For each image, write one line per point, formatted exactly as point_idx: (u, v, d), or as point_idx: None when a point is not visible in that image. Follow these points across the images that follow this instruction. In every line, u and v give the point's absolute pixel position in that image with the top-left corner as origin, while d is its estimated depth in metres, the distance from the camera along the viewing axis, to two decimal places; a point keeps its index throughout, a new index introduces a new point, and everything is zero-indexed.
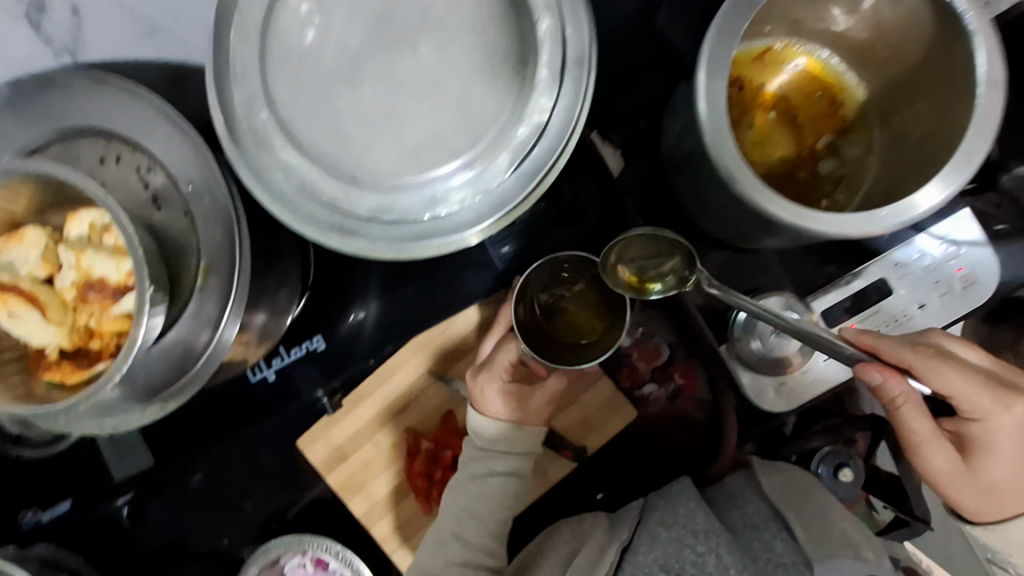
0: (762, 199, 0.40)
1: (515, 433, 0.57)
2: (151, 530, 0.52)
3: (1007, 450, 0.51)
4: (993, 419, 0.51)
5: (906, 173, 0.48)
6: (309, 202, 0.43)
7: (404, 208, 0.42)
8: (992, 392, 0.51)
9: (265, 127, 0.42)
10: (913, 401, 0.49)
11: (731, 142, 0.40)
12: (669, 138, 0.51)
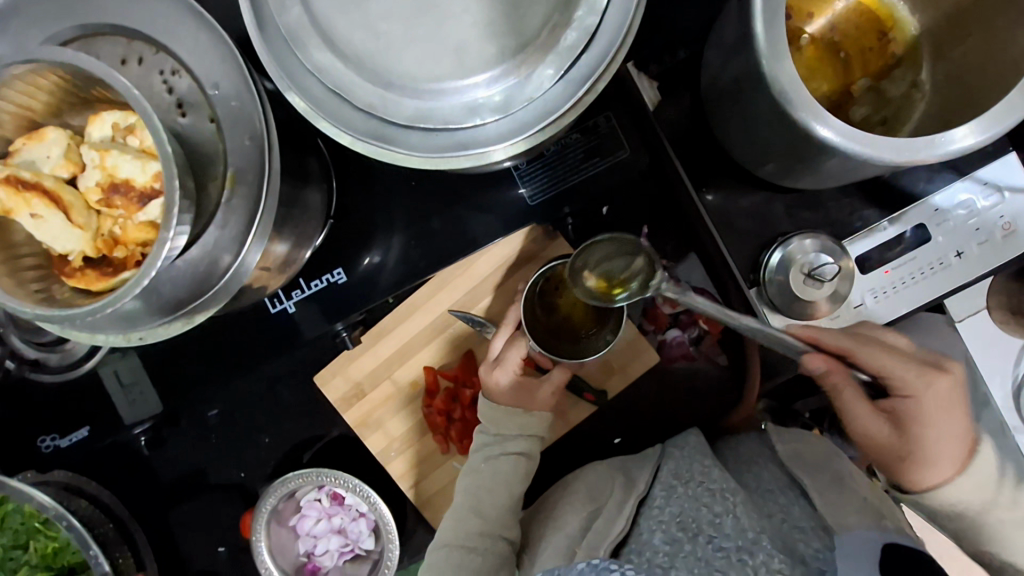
0: (810, 116, 0.40)
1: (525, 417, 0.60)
2: (168, 462, 0.66)
3: (942, 424, 0.49)
4: (933, 393, 0.49)
5: (949, 116, 0.48)
6: (340, 106, 0.37)
7: (443, 114, 0.35)
8: (920, 365, 0.49)
9: (298, 26, 0.36)
10: (847, 389, 0.50)
11: (787, 60, 0.39)
12: (710, 68, 0.50)
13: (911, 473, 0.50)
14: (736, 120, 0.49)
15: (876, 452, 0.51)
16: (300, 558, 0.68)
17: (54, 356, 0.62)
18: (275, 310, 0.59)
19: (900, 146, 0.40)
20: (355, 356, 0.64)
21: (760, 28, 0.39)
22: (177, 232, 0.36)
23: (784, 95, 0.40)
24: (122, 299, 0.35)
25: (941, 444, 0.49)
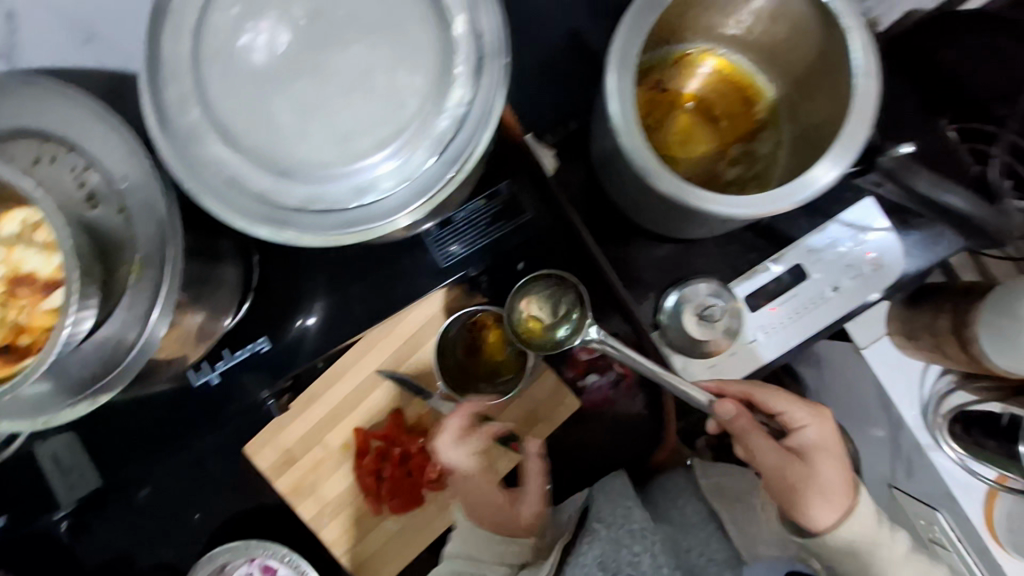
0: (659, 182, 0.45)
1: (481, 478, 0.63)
2: (95, 547, 0.65)
3: (831, 461, 0.52)
4: (818, 429, 0.55)
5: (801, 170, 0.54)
6: (239, 193, 0.40)
7: (331, 196, 0.39)
8: (810, 405, 0.56)
9: (197, 126, 0.40)
10: (747, 421, 0.54)
11: (638, 135, 0.45)
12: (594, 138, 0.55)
13: (810, 508, 0.51)
14: (618, 182, 0.54)
15: (777, 490, 0.53)
16: None
17: None
18: (189, 377, 0.59)
19: (745, 201, 0.45)
20: (284, 423, 0.65)
21: (612, 106, 0.44)
22: (76, 319, 0.38)
23: (640, 162, 0.45)
24: (18, 387, 0.37)
25: (830, 481, 0.51)
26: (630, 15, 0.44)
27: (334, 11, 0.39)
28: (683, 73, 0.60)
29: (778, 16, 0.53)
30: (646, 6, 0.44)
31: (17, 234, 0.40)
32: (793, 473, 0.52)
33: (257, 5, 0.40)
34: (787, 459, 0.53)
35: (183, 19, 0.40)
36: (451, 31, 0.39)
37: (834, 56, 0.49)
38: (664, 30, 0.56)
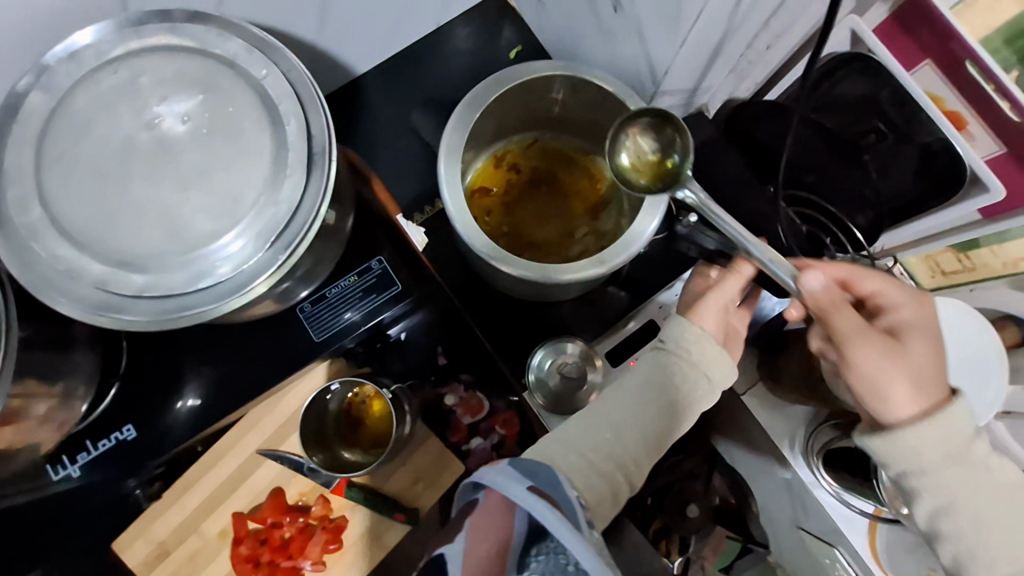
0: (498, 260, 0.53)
1: None
2: None
3: (919, 347, 0.53)
4: (918, 314, 0.55)
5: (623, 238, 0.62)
6: (79, 286, 0.42)
7: (167, 284, 0.42)
8: (906, 291, 0.56)
9: (37, 223, 0.42)
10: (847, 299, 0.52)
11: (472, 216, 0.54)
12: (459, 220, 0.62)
13: (921, 391, 0.50)
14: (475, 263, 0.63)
15: (919, 374, 0.51)
16: None
17: None
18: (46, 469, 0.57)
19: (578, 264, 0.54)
20: (158, 513, 0.63)
21: (449, 201, 0.54)
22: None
23: (476, 241, 0.54)
24: None
25: (934, 374, 0.52)
26: (449, 131, 0.55)
27: (172, 120, 0.44)
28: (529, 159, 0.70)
29: (592, 108, 0.62)
30: (460, 124, 0.56)
31: None
32: (919, 365, 0.51)
33: (98, 115, 0.43)
34: (911, 348, 0.52)
35: (29, 128, 0.43)
36: (285, 136, 0.44)
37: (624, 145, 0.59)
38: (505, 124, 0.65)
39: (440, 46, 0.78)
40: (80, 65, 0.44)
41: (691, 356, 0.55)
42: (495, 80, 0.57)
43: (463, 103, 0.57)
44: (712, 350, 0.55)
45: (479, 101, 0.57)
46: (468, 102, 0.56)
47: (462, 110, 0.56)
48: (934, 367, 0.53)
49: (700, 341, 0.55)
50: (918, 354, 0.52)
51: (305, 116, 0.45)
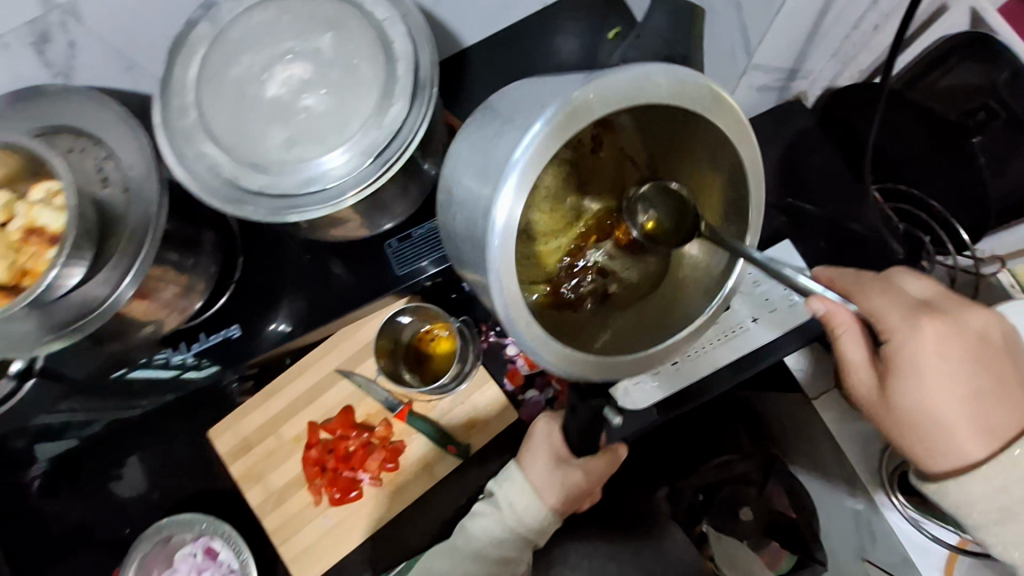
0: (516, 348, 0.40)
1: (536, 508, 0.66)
2: (59, 515, 0.72)
3: (934, 378, 0.52)
4: (921, 338, 0.51)
5: (651, 340, 0.46)
6: (212, 179, 0.50)
7: (284, 184, 0.49)
8: (913, 307, 0.53)
9: (192, 126, 0.51)
10: (852, 332, 0.53)
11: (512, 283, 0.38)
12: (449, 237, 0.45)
13: (954, 441, 0.52)
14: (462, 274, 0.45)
15: (945, 426, 0.52)
16: None
17: None
18: (117, 378, 0.66)
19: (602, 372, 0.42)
20: (248, 409, 0.72)
21: (495, 229, 0.37)
22: (58, 273, 0.49)
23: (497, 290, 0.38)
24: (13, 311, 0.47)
25: (969, 407, 0.51)
26: (536, 125, 0.36)
27: (306, 50, 0.52)
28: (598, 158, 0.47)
29: (704, 138, 0.43)
30: (565, 124, 0.36)
31: (44, 199, 0.50)
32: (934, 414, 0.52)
33: (250, 43, 0.52)
34: (911, 387, 0.52)
35: (196, 49, 0.52)
36: (396, 70, 0.51)
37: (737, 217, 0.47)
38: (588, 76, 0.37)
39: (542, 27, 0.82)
40: (241, 3, 0.53)
41: (515, 517, 0.65)
42: (632, 72, 0.37)
43: (571, 100, 0.36)
44: (540, 512, 0.66)
45: (603, 106, 0.37)
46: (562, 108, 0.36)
47: (575, 103, 0.36)
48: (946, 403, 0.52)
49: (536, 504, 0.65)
50: (944, 390, 0.52)
51: (415, 54, 0.51)
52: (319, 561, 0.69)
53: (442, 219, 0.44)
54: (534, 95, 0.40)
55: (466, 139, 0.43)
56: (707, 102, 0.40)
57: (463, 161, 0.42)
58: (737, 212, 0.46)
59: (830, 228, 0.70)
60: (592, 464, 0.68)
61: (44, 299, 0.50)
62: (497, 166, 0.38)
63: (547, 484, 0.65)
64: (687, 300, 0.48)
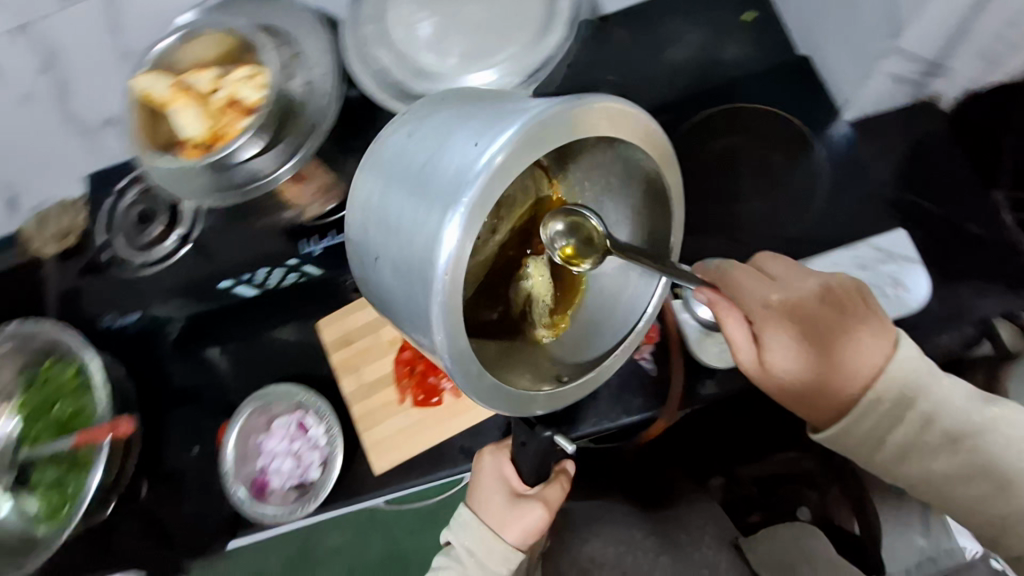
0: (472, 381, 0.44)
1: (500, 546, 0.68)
2: (181, 372, 0.81)
3: (801, 335, 0.54)
4: (786, 298, 0.55)
5: (570, 353, 0.55)
6: (383, 80, 0.58)
7: (442, 91, 0.56)
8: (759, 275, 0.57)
9: (372, 34, 0.59)
10: (732, 313, 0.55)
11: (458, 327, 0.42)
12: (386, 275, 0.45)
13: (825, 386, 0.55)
14: (386, 295, 0.47)
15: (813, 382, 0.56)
16: (254, 472, 0.76)
17: (138, 257, 0.78)
18: (222, 290, 0.78)
19: (546, 398, 0.50)
20: (354, 308, 0.79)
21: (445, 256, 0.40)
22: (245, 141, 0.59)
23: (445, 319, 0.42)
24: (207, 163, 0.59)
25: (834, 357, 0.54)
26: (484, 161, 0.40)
27: None
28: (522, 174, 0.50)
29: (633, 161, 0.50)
30: (506, 169, 0.40)
31: (247, 78, 0.59)
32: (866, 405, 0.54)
33: None
34: (785, 351, 0.54)
35: None
36: (552, 11, 0.59)
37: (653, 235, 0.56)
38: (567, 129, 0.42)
39: None
40: None
41: (480, 566, 0.67)
42: (569, 107, 0.42)
43: (507, 145, 0.40)
44: (507, 554, 0.68)
45: (539, 143, 0.41)
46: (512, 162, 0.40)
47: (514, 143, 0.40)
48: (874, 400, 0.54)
49: (501, 547, 0.68)
50: (811, 351, 0.54)
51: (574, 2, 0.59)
52: (393, 454, 0.74)
53: (369, 240, 0.46)
54: (460, 134, 0.43)
55: (390, 166, 0.45)
56: (640, 130, 0.46)
57: (397, 189, 0.45)
58: (648, 218, 0.55)
59: (947, 229, 0.69)
60: (550, 492, 0.71)
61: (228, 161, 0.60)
62: (443, 199, 0.41)
63: (504, 521, 0.68)
64: (607, 317, 0.57)
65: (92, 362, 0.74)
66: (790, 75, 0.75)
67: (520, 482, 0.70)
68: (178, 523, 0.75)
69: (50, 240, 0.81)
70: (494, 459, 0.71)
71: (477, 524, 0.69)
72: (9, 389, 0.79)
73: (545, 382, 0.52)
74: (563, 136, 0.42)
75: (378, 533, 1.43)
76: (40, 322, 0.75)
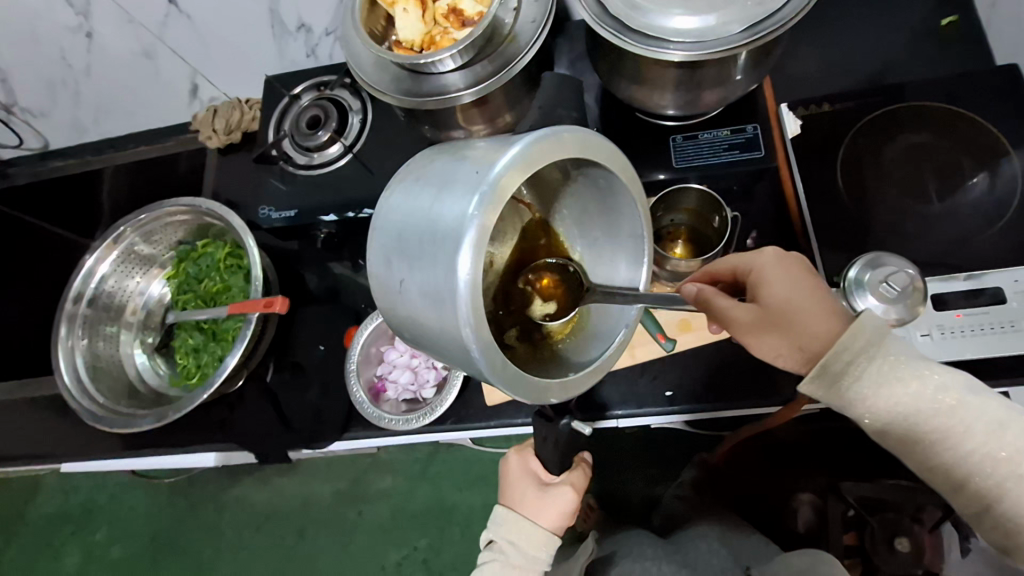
0: (501, 380, 0.45)
1: (538, 532, 0.71)
2: (323, 273, 0.87)
3: (774, 281, 0.54)
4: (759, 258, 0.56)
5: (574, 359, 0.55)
6: (599, 10, 0.58)
7: (657, 26, 0.56)
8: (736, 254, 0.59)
9: None
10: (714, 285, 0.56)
11: (483, 325, 0.44)
12: (412, 297, 0.48)
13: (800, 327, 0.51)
14: (414, 321, 0.49)
15: (790, 315, 0.52)
16: (373, 378, 0.79)
17: (302, 158, 0.84)
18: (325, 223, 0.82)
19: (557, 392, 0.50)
20: None
21: (467, 268, 0.42)
22: (458, 51, 0.59)
23: (475, 323, 0.43)
24: (419, 61, 0.59)
25: (799, 299, 0.52)
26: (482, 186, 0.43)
27: None
28: (511, 219, 0.59)
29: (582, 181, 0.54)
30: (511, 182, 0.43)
31: None
32: (940, 457, 0.47)
33: None
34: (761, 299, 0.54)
35: None
36: None
37: (622, 240, 0.56)
38: (550, 149, 0.45)
39: None
40: None
41: (522, 554, 0.70)
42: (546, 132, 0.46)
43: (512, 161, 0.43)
44: (545, 539, 0.71)
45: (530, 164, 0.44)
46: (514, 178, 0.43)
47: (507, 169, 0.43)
48: (951, 447, 0.47)
49: (540, 533, 0.71)
50: (786, 295, 0.53)
51: None
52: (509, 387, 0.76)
53: (392, 269, 0.49)
54: (461, 168, 0.46)
55: (405, 201, 0.48)
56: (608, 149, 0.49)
57: (417, 213, 0.47)
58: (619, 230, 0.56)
59: None
60: (575, 476, 0.76)
61: (433, 65, 0.61)
62: (452, 227, 0.43)
63: (538, 508, 0.72)
64: (602, 330, 0.56)
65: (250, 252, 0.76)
66: (995, 83, 0.71)
67: (547, 472, 0.76)
68: (296, 409, 0.79)
69: (214, 136, 0.93)
70: (521, 457, 0.78)
71: (513, 517, 0.72)
72: (168, 256, 0.87)
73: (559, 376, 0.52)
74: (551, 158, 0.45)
75: (427, 484, 1.45)
76: (213, 203, 0.78)
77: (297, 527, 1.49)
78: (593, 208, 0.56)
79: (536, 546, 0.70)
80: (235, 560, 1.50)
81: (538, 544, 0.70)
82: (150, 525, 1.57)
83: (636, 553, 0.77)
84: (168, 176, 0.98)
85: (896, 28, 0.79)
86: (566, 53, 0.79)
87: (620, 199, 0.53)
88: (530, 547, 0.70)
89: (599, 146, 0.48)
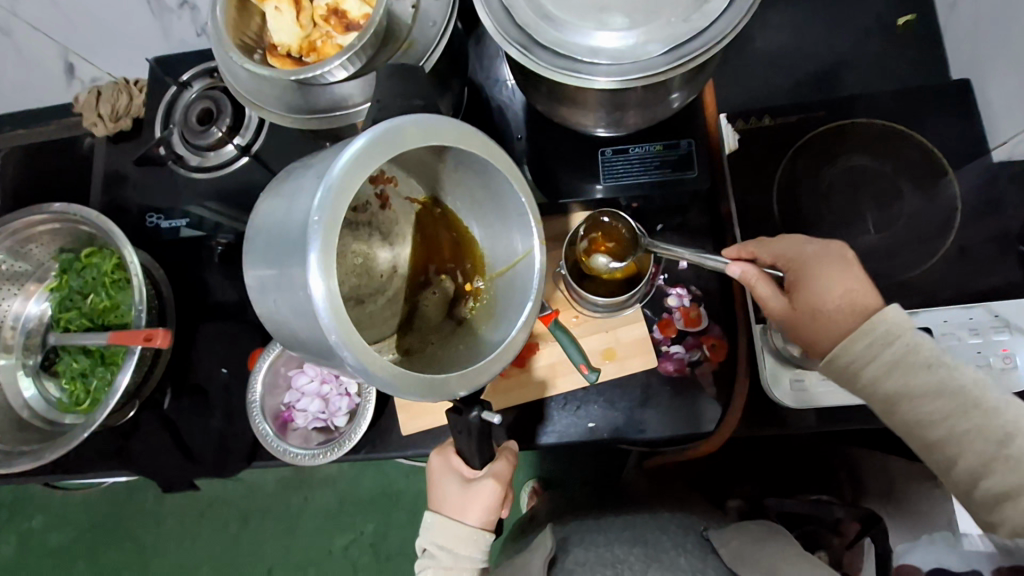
0: (382, 387, 0.43)
1: (467, 532, 0.63)
2: (225, 284, 0.78)
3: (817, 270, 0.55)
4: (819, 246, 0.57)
5: (477, 347, 0.49)
6: (506, 20, 0.50)
7: (573, 44, 0.48)
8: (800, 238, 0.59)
9: None
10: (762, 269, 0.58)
11: (348, 331, 0.41)
12: (287, 320, 0.46)
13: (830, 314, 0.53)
14: (295, 339, 0.47)
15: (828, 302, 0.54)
16: (279, 406, 0.74)
17: (194, 159, 0.75)
18: None
19: (455, 381, 0.45)
20: None
21: (320, 283, 0.40)
22: (340, 64, 0.51)
23: (339, 333, 0.41)
24: (292, 75, 0.51)
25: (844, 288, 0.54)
26: (322, 191, 0.40)
27: None
28: (407, 217, 0.57)
29: (438, 154, 0.48)
30: (348, 183, 0.41)
31: None
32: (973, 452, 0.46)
33: None
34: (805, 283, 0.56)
35: None
36: None
37: (508, 212, 0.50)
38: (391, 139, 0.42)
39: (827, 3, 0.77)
40: None
41: (453, 555, 0.63)
42: (385, 125, 0.43)
43: (345, 162, 0.41)
44: (476, 537, 0.63)
45: (372, 157, 0.42)
46: (348, 175, 0.41)
47: (345, 168, 0.41)
48: (988, 441, 0.48)
49: (468, 532, 0.63)
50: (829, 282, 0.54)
51: None
52: (425, 417, 0.71)
53: (266, 292, 0.46)
54: (309, 174, 0.43)
55: (266, 218, 0.46)
56: (461, 126, 0.44)
57: (273, 229, 0.44)
58: (496, 201, 0.50)
59: None
60: (498, 466, 0.64)
61: (314, 78, 0.53)
62: (301, 239, 0.41)
63: (461, 508, 0.63)
64: (508, 306, 0.50)
65: (131, 264, 0.68)
66: (937, 102, 0.68)
67: (468, 468, 0.64)
68: (198, 437, 0.74)
69: (100, 123, 0.81)
70: (442, 454, 0.66)
71: (441, 519, 0.64)
72: (46, 267, 0.78)
73: (462, 366, 0.47)
74: (394, 150, 0.42)
75: (372, 470, 1.41)
76: (85, 211, 0.69)
77: (240, 514, 1.42)
78: (478, 190, 0.51)
79: (467, 548, 0.62)
80: (180, 547, 1.43)
81: (472, 543, 0.63)
82: (85, 512, 1.47)
83: (588, 541, 0.65)
84: (67, 162, 0.87)
85: (838, 44, 0.76)
86: (489, 42, 0.69)
87: (487, 166, 0.47)
88: (463, 546, 0.63)
89: (442, 127, 0.43)
